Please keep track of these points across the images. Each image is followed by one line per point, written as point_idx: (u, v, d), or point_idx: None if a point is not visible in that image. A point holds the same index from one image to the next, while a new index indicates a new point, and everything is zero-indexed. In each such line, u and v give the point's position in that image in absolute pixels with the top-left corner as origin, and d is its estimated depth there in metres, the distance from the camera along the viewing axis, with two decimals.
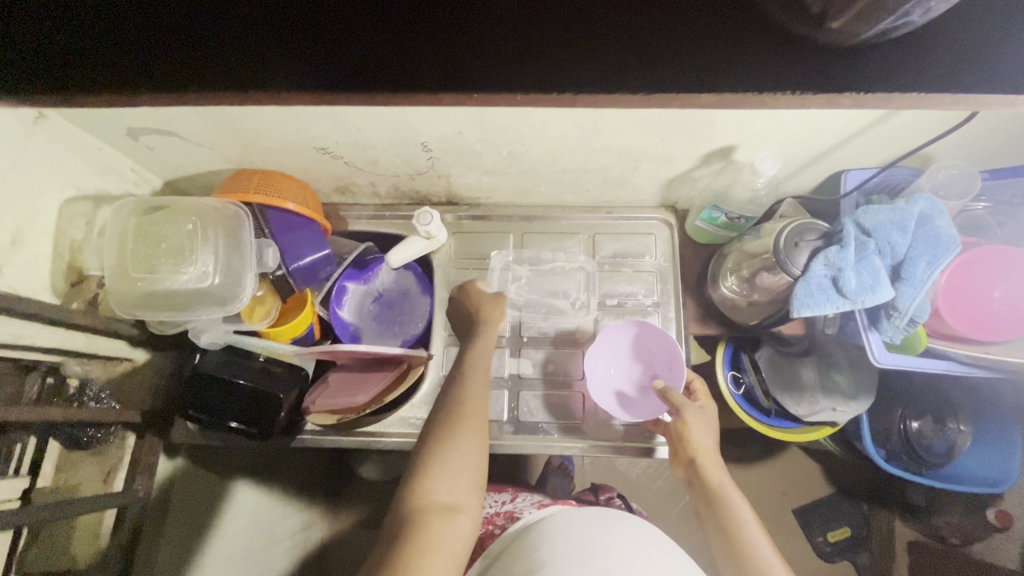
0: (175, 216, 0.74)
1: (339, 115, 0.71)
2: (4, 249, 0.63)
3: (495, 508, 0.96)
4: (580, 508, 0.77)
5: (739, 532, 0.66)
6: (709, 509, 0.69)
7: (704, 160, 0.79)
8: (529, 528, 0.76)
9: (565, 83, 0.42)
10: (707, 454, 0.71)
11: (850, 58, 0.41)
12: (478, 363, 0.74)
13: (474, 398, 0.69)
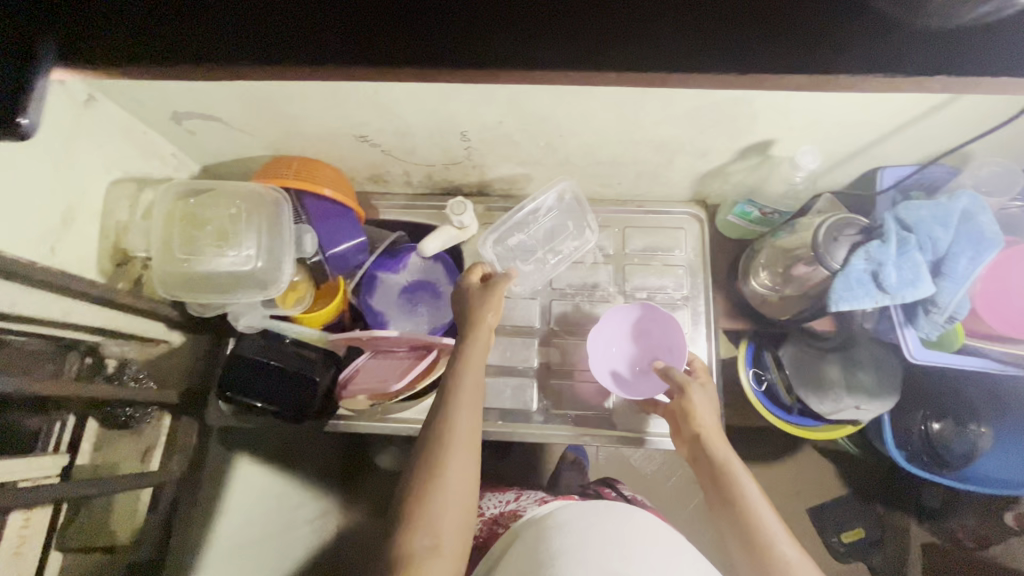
0: (220, 201, 0.76)
1: (382, 103, 0.71)
2: (56, 228, 0.64)
3: (498, 509, 0.93)
4: (587, 504, 0.75)
5: (743, 503, 0.64)
6: (714, 492, 0.68)
7: (741, 154, 0.79)
8: (535, 524, 0.74)
9: (585, 57, 0.33)
10: (712, 432, 0.71)
11: (950, 40, 0.32)
12: (463, 406, 0.65)
13: (455, 472, 0.61)
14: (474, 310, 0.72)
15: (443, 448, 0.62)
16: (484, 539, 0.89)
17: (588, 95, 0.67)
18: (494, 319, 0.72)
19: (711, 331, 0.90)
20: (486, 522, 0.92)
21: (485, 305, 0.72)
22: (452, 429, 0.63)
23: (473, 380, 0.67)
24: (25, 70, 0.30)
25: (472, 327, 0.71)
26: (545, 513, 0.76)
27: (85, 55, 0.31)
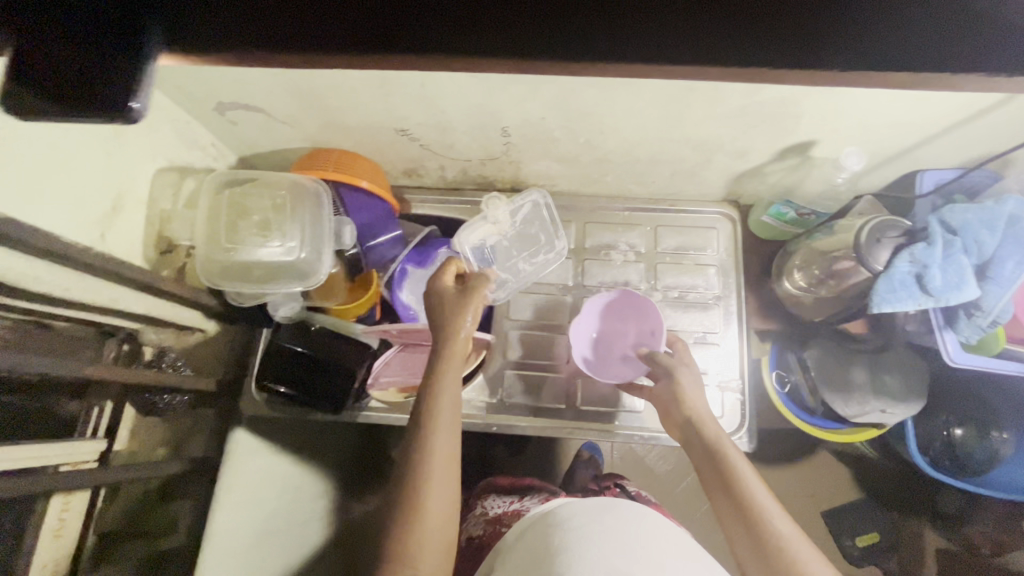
0: (262, 190, 0.76)
1: (427, 97, 0.72)
2: (106, 215, 0.65)
3: (502, 509, 0.93)
4: (591, 500, 0.69)
5: (733, 483, 0.61)
6: (712, 480, 0.63)
7: (781, 155, 0.79)
8: (539, 522, 0.69)
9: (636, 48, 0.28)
10: (706, 415, 0.67)
11: None
12: (441, 433, 0.63)
13: (436, 507, 0.60)
14: (450, 320, 0.69)
15: (422, 481, 0.60)
16: (486, 538, 0.88)
17: (636, 90, 0.66)
18: (472, 326, 0.70)
19: (744, 332, 0.90)
20: (490, 522, 0.91)
21: (462, 312, 0.69)
22: (432, 459, 0.61)
23: (451, 400, 0.65)
24: (127, 51, 0.29)
25: (448, 341, 0.68)
26: (550, 510, 0.70)
27: (182, 35, 0.29)
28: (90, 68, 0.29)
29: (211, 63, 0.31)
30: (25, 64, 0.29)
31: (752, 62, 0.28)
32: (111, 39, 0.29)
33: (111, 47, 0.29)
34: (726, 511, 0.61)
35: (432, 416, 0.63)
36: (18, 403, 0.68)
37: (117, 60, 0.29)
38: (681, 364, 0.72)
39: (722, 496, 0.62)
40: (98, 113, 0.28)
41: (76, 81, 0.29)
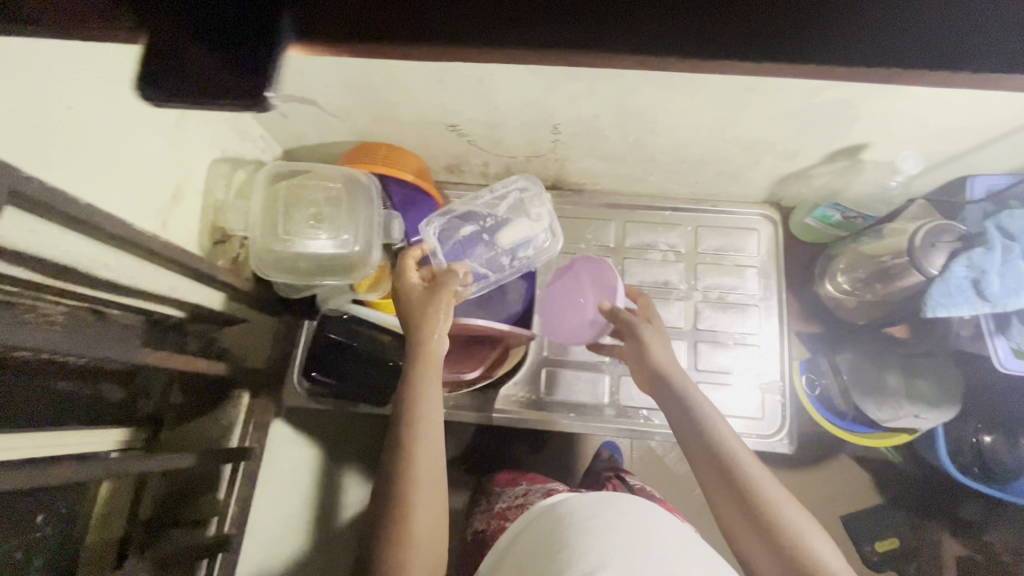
0: (315, 182, 0.76)
1: (482, 93, 0.72)
2: (167, 204, 0.66)
3: (507, 503, 0.92)
4: (594, 494, 0.68)
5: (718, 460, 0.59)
6: (704, 469, 0.60)
7: (830, 157, 0.79)
8: (544, 516, 0.68)
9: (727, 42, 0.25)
10: (696, 398, 0.64)
11: None
12: (426, 433, 0.64)
13: (425, 508, 0.61)
14: (425, 317, 0.69)
15: (410, 483, 0.61)
16: (491, 532, 0.86)
17: (695, 89, 0.67)
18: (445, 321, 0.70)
19: (785, 334, 0.90)
20: (495, 518, 0.89)
21: (434, 308, 0.69)
22: (419, 461, 0.62)
23: (433, 400, 0.66)
24: (256, 39, 0.29)
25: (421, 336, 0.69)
26: (554, 504, 0.69)
27: (308, 21, 0.29)
28: (222, 54, 0.29)
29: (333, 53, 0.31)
30: (159, 48, 0.29)
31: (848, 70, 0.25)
32: (244, 25, 0.29)
33: (242, 34, 0.29)
34: (719, 499, 0.59)
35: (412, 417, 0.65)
36: (71, 389, 0.68)
37: (249, 45, 0.29)
38: (642, 322, 0.74)
39: (714, 482, 0.59)
40: (230, 101, 0.29)
41: (207, 66, 0.29)
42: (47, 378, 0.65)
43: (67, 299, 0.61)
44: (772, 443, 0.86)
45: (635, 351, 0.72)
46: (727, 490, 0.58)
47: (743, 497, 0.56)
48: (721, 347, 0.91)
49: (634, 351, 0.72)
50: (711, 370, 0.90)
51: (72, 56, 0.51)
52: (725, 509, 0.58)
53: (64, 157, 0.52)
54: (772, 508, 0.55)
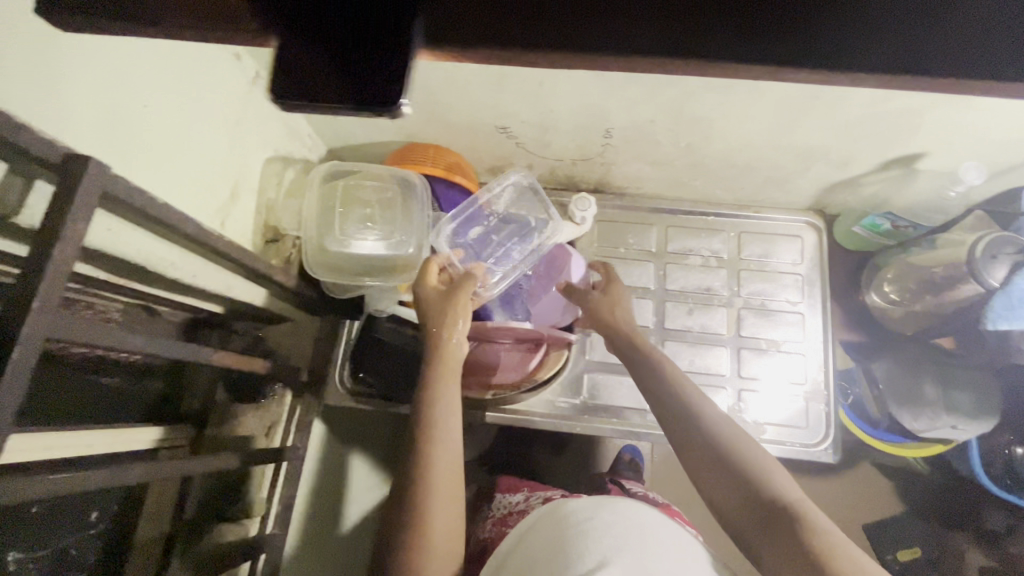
0: (367, 184, 0.76)
1: (539, 96, 0.72)
2: (226, 203, 0.66)
3: (507, 509, 0.91)
4: (590, 498, 0.69)
5: (714, 453, 0.58)
6: (703, 465, 0.58)
7: (882, 167, 0.79)
8: (544, 519, 0.69)
9: None
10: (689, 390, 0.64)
11: None
12: (441, 436, 0.62)
13: (441, 515, 0.58)
14: (442, 322, 0.69)
15: (425, 487, 0.59)
16: (491, 539, 0.86)
17: (758, 95, 0.66)
18: (463, 325, 0.69)
19: (830, 343, 0.90)
20: (495, 523, 0.89)
21: (452, 313, 0.69)
22: (434, 465, 0.60)
23: (449, 404, 0.65)
24: (393, 46, 0.28)
25: (440, 339, 0.68)
26: (552, 508, 0.70)
27: (441, 28, 0.29)
28: (357, 60, 0.28)
29: (462, 60, 0.31)
30: (294, 54, 0.29)
31: None
32: (380, 31, 0.28)
33: (379, 40, 0.28)
34: (727, 502, 0.56)
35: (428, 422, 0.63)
36: (121, 384, 0.69)
37: (385, 51, 0.28)
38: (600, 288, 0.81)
39: (721, 485, 0.56)
40: (364, 108, 0.29)
41: (342, 73, 0.28)
42: (96, 374, 0.65)
43: (121, 296, 0.63)
44: (817, 451, 0.85)
45: (631, 352, 0.71)
46: (736, 491, 0.55)
47: (754, 496, 0.54)
48: (764, 355, 0.90)
49: (631, 355, 0.71)
50: (756, 378, 0.89)
51: (148, 54, 0.51)
52: (736, 512, 0.55)
53: (140, 154, 0.52)
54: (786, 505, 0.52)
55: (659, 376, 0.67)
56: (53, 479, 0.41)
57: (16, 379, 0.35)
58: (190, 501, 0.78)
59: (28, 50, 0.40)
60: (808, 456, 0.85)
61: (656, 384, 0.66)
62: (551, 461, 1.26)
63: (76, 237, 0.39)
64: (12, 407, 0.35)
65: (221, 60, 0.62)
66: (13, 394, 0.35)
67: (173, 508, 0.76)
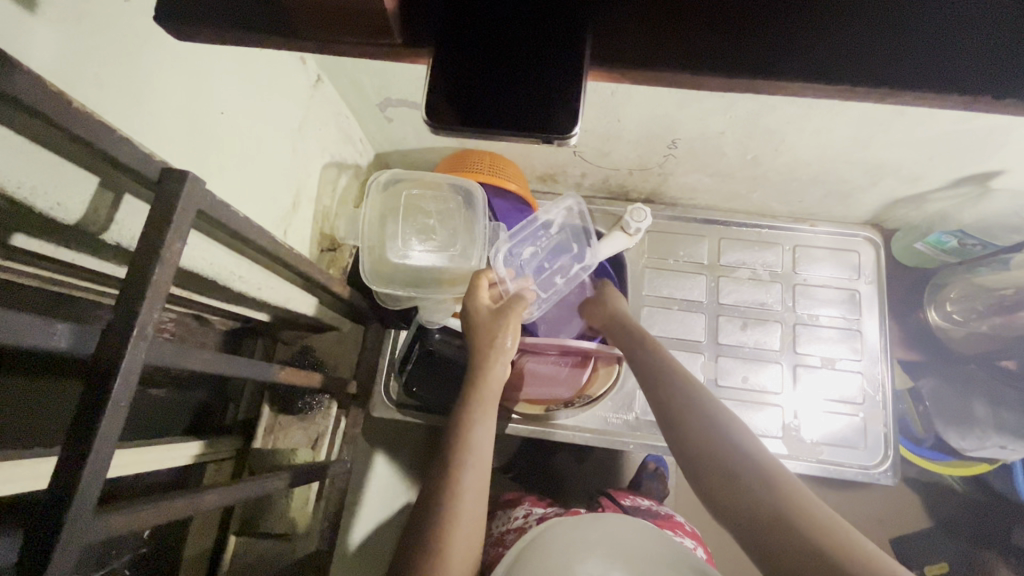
0: (427, 194, 0.74)
1: (610, 108, 0.69)
2: (289, 212, 0.64)
3: (506, 526, 0.88)
4: (593, 518, 0.67)
5: (728, 457, 0.54)
6: (710, 467, 0.54)
7: (953, 184, 0.77)
8: (550, 533, 0.67)
9: None
10: (709, 399, 0.61)
11: None
12: (473, 449, 0.58)
13: (462, 538, 0.53)
14: (491, 342, 0.66)
15: (451, 508, 0.54)
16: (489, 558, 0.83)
17: (838, 112, 0.64)
18: (511, 346, 0.67)
19: (887, 361, 0.88)
20: (496, 543, 0.86)
21: (502, 332, 0.66)
22: (463, 488, 0.55)
23: (485, 425, 0.61)
24: (561, 74, 0.26)
25: (486, 359, 0.65)
26: (557, 522, 0.68)
27: (612, 52, 0.27)
28: (519, 91, 0.26)
29: (623, 82, 0.28)
30: (446, 78, 0.27)
31: None
32: (546, 56, 0.26)
33: (546, 66, 0.26)
34: (728, 500, 0.52)
35: (462, 438, 0.59)
36: (169, 397, 0.68)
37: (550, 81, 0.26)
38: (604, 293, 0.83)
39: (723, 480, 0.53)
40: (527, 134, 0.27)
41: (503, 102, 0.26)
42: (148, 387, 0.65)
43: (178, 308, 0.62)
44: (875, 474, 0.83)
45: (652, 361, 0.69)
46: (740, 486, 0.52)
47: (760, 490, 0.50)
48: (819, 373, 0.88)
49: (644, 363, 0.70)
50: (813, 396, 0.87)
51: (229, 59, 0.49)
52: (737, 505, 0.51)
53: (215, 163, 0.50)
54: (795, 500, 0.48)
55: (670, 377, 0.65)
56: (135, 510, 0.38)
57: (116, 410, 0.33)
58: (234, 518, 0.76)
59: (120, 58, 0.38)
60: (867, 478, 0.83)
61: (666, 385, 0.64)
62: (579, 470, 1.23)
63: (171, 257, 0.36)
64: (110, 440, 0.33)
65: (289, 65, 0.59)
66: (113, 424, 0.33)
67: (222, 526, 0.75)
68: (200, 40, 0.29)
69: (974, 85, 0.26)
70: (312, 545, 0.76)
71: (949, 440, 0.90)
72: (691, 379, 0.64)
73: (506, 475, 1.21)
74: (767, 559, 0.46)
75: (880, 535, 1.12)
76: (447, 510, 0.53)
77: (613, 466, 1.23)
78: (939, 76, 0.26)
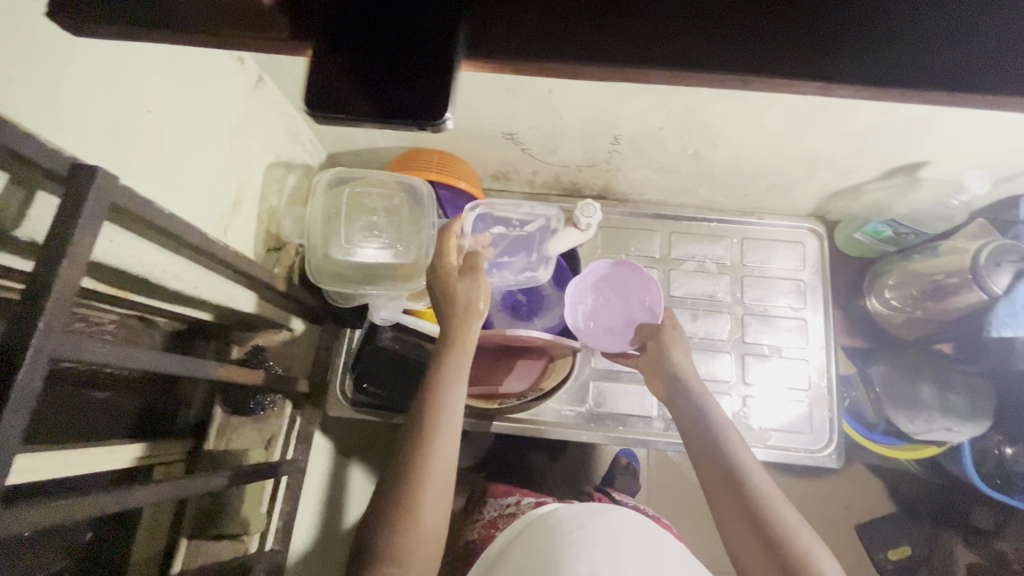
0: (373, 191, 0.75)
1: (551, 105, 0.71)
2: (230, 211, 0.64)
3: (497, 512, 0.89)
4: (580, 507, 0.71)
5: (760, 518, 0.54)
6: (735, 521, 0.56)
7: (886, 174, 0.80)
8: (535, 525, 0.70)
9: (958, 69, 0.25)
10: (738, 446, 0.59)
11: None
12: (438, 450, 0.57)
13: (429, 515, 0.55)
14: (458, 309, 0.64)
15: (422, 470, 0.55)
16: (479, 542, 0.85)
17: (766, 106, 0.66)
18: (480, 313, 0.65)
19: (832, 348, 0.90)
20: (484, 526, 0.88)
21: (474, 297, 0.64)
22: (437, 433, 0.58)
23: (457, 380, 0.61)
24: (435, 64, 0.27)
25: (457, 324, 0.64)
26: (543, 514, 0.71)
27: (484, 42, 0.28)
28: (399, 81, 0.27)
29: (506, 72, 0.30)
30: (328, 71, 0.28)
31: None
32: (421, 43, 0.27)
33: (421, 54, 0.27)
34: (754, 558, 0.54)
35: (424, 437, 0.57)
36: (115, 400, 0.67)
37: (424, 69, 0.27)
38: (666, 325, 0.73)
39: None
40: (407, 121, 0.28)
41: (381, 89, 0.27)
42: (89, 390, 0.64)
43: (118, 309, 0.61)
44: (821, 457, 0.86)
45: (679, 394, 0.67)
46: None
47: None
48: (767, 362, 0.90)
49: (682, 420, 0.64)
50: (762, 384, 0.89)
51: (158, 58, 0.50)
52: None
53: (144, 162, 0.50)
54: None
55: (709, 450, 0.60)
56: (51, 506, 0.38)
57: (24, 404, 0.34)
58: (185, 521, 0.75)
59: (35, 57, 0.38)
60: (813, 463, 0.86)
61: (707, 462, 0.60)
62: (549, 468, 1.23)
63: (82, 253, 0.37)
64: (16, 431, 0.33)
65: (225, 64, 0.60)
66: (19, 413, 0.33)
67: (174, 529, 0.74)
68: (88, 34, 0.29)
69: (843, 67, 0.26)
70: (267, 545, 0.76)
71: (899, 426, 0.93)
72: (737, 454, 0.59)
73: (476, 474, 1.21)
74: None
75: (842, 521, 1.14)
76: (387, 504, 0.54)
77: (582, 463, 1.24)
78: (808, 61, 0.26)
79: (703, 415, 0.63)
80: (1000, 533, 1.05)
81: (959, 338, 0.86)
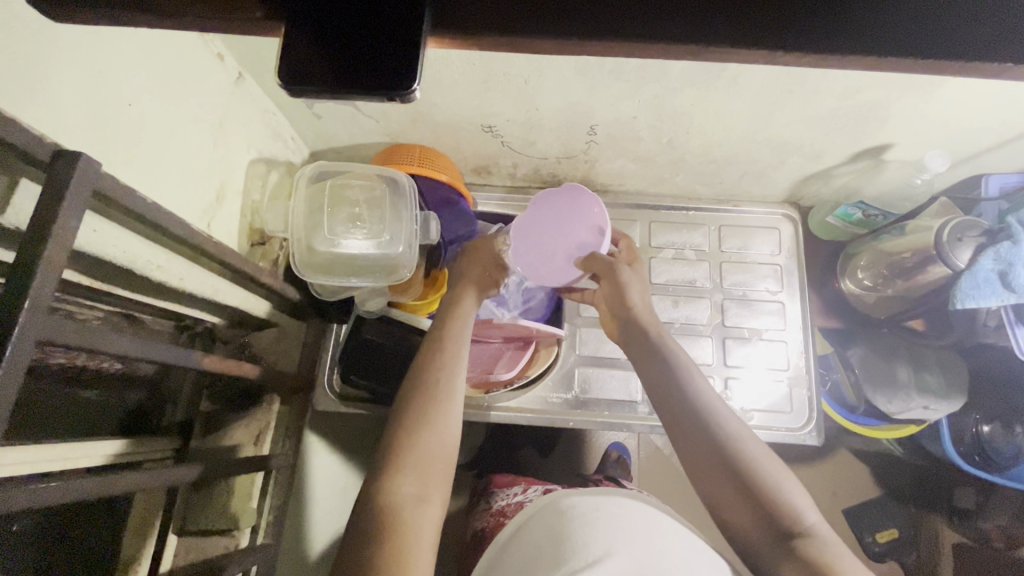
0: (355, 183, 0.77)
1: (527, 97, 0.73)
2: (212, 204, 0.65)
3: (507, 501, 0.90)
4: (589, 492, 0.72)
5: (741, 464, 0.55)
6: (712, 475, 0.56)
7: (853, 158, 0.83)
8: (540, 514, 0.71)
9: (875, 37, 0.28)
10: (710, 398, 0.59)
11: None
12: (445, 404, 0.58)
13: (447, 428, 0.58)
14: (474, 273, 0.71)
15: (434, 386, 0.59)
16: (489, 530, 0.86)
17: (734, 92, 0.68)
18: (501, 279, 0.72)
19: (809, 328, 0.93)
20: (493, 515, 0.89)
21: (490, 266, 0.71)
22: (452, 355, 0.62)
23: (466, 319, 0.66)
24: (403, 34, 0.29)
25: (472, 280, 0.70)
26: (552, 500, 0.73)
27: (446, 15, 0.29)
28: (373, 56, 0.29)
29: (469, 48, 0.31)
30: (299, 45, 0.29)
31: (976, 67, 0.28)
32: (387, 18, 0.29)
33: (388, 27, 0.29)
34: (733, 508, 0.55)
35: (434, 390, 0.59)
36: (102, 398, 0.66)
37: (393, 42, 0.29)
38: (620, 264, 0.69)
39: (765, 543, 0.53)
40: (377, 92, 0.29)
41: (356, 60, 0.29)
42: (75, 388, 0.62)
43: (102, 303, 0.59)
44: (802, 436, 0.88)
45: (640, 345, 0.65)
46: (773, 544, 0.53)
47: (794, 549, 0.51)
48: (746, 345, 0.93)
49: (647, 377, 0.62)
50: (744, 366, 0.91)
51: (141, 51, 0.51)
52: (773, 566, 0.52)
53: (125, 152, 0.51)
54: (831, 564, 0.49)
55: (680, 406, 0.59)
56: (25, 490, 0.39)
57: (7, 385, 0.34)
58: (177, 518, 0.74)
59: (18, 50, 0.39)
60: (795, 441, 0.88)
61: (683, 423, 0.58)
62: (541, 462, 1.24)
63: (65, 235, 0.38)
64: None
65: (206, 59, 0.61)
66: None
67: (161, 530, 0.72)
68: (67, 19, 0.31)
69: (785, 34, 0.28)
70: (254, 540, 0.79)
71: (879, 405, 0.95)
72: (711, 406, 0.59)
73: (469, 472, 1.21)
74: (762, 562, 0.53)
75: (831, 504, 1.15)
76: (376, 492, 0.54)
77: (574, 456, 1.24)
78: (752, 29, 0.28)
79: (672, 370, 0.61)
80: (982, 512, 1.07)
81: (928, 312, 0.88)
